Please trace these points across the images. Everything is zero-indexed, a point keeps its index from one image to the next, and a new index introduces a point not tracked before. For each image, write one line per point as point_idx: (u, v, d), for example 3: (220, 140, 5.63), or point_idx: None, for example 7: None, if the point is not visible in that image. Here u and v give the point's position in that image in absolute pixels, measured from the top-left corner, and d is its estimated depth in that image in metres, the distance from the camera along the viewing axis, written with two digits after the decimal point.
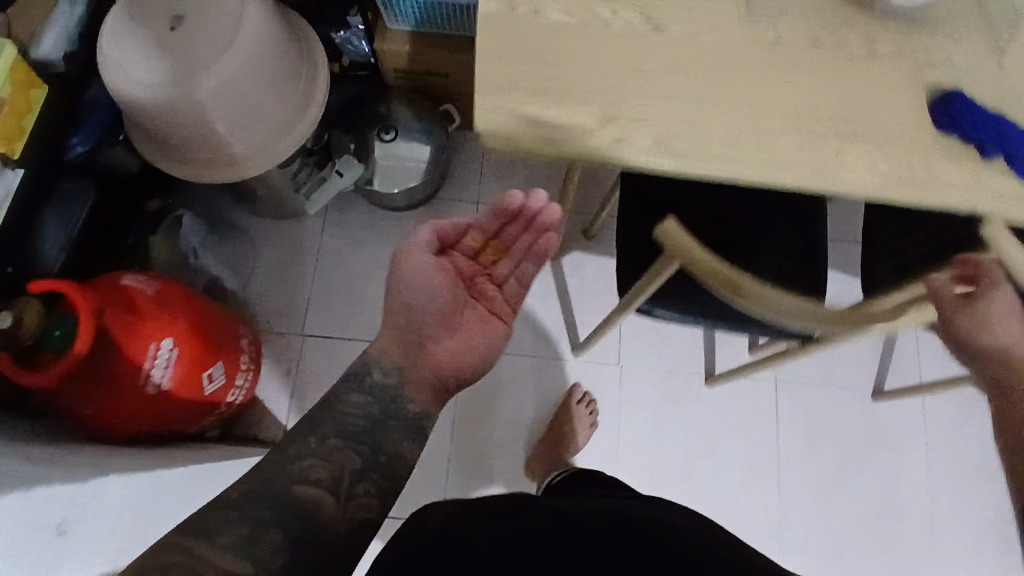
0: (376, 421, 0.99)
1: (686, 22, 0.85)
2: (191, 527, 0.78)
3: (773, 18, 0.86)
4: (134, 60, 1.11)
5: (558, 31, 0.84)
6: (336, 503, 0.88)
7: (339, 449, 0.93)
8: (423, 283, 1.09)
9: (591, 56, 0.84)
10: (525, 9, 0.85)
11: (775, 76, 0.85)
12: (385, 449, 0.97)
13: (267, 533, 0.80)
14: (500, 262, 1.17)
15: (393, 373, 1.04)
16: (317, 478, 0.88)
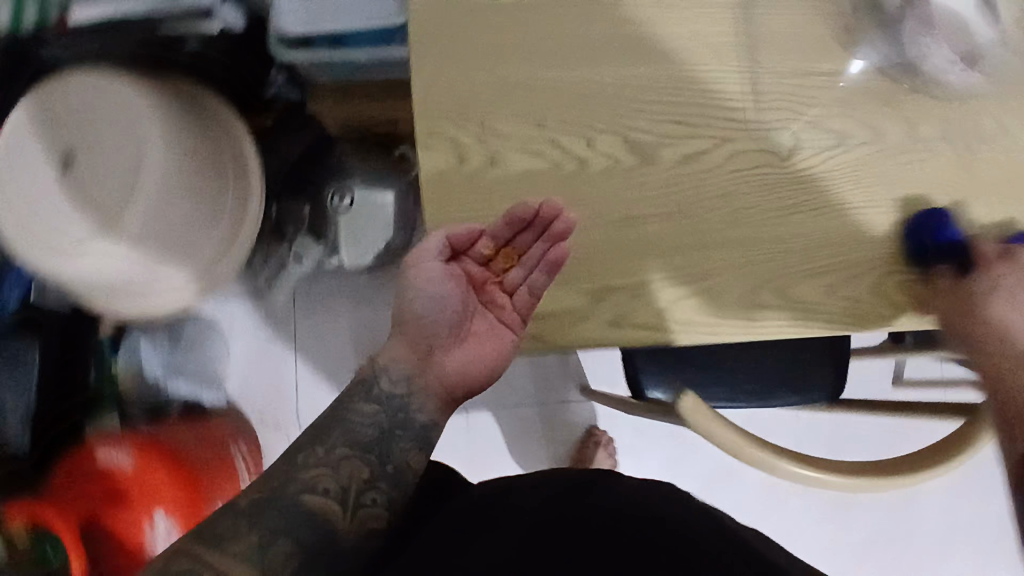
0: (390, 429, 0.66)
1: (679, 141, 0.69)
2: (205, 527, 0.56)
3: (785, 118, 0.69)
4: (43, 190, 0.98)
5: (524, 181, 0.68)
6: (345, 513, 0.60)
7: (353, 453, 0.63)
8: (433, 288, 0.69)
9: (570, 205, 0.68)
10: (477, 154, 0.68)
11: (800, 194, 0.69)
12: (397, 459, 0.65)
13: (279, 544, 0.56)
14: (513, 268, 0.70)
15: (401, 384, 0.68)
16: (326, 488, 0.60)
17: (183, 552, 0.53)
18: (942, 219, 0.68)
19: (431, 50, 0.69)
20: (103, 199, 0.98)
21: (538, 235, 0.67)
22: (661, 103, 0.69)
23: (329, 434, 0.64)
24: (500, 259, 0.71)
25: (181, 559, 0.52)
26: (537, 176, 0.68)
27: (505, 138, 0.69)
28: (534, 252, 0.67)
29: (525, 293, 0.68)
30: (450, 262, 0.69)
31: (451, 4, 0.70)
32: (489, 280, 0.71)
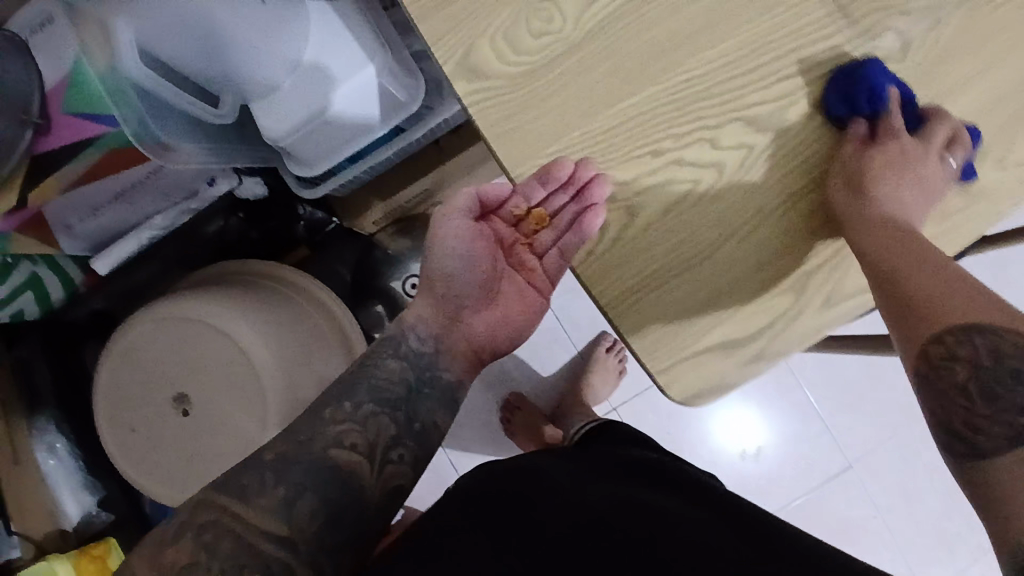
0: (417, 388, 0.74)
1: (795, 97, 0.64)
2: (233, 483, 0.63)
3: (879, 23, 0.65)
4: (167, 433, 0.95)
5: (669, 216, 0.64)
6: (373, 469, 0.67)
7: (380, 412, 0.70)
8: (461, 247, 0.78)
9: (727, 216, 0.64)
10: (616, 216, 0.64)
11: (920, 92, 0.67)
12: (424, 417, 0.73)
13: (302, 501, 0.62)
14: (542, 232, 0.79)
15: (430, 343, 0.77)
16: (353, 443, 0.67)
17: (211, 502, 0.61)
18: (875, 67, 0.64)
19: (510, 138, 0.65)
20: (228, 404, 0.92)
21: (572, 196, 0.64)
22: (761, 68, 0.64)
23: (356, 389, 0.71)
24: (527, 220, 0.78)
25: (207, 510, 0.61)
26: (682, 205, 0.64)
27: (634, 186, 0.64)
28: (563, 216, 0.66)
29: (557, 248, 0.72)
30: (477, 223, 0.78)
31: (510, 81, 0.65)
32: (518, 242, 0.81)
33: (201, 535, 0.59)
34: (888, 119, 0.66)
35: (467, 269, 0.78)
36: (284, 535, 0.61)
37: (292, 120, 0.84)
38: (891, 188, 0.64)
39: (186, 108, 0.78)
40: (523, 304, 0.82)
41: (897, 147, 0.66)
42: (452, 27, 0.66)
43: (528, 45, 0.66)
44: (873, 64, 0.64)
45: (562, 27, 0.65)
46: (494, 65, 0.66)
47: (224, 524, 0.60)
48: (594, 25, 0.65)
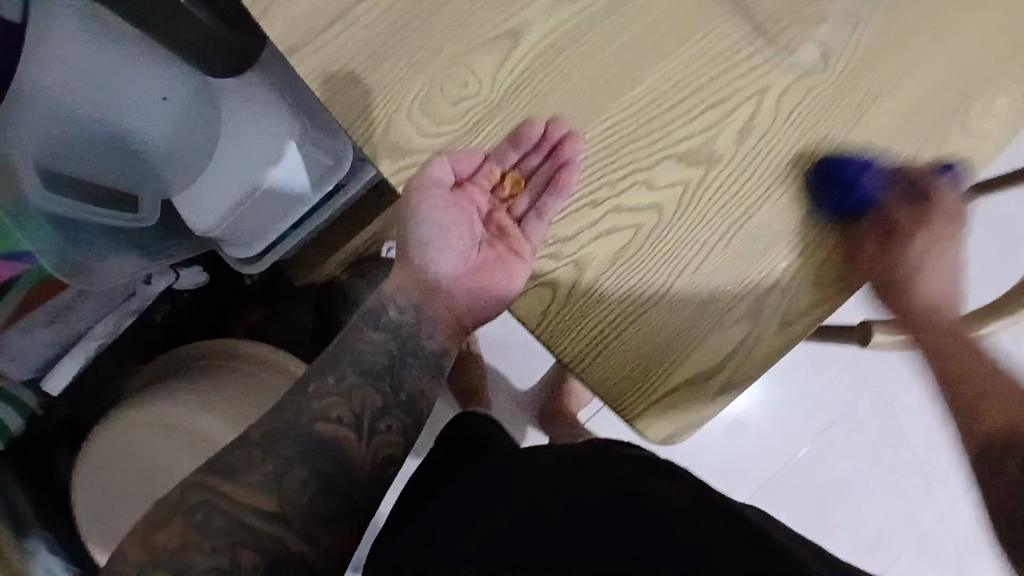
0: (402, 355, 0.74)
1: (723, 125, 0.64)
2: (222, 460, 0.69)
3: (793, 38, 0.65)
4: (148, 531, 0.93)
5: (620, 263, 0.63)
6: (361, 439, 0.71)
7: (364, 381, 0.73)
8: (435, 219, 0.73)
9: (676, 259, 0.64)
10: (564, 274, 0.64)
11: (856, 93, 0.65)
12: (409, 386, 0.74)
13: (292, 473, 0.69)
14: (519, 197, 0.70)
15: (410, 312, 0.76)
16: (339, 415, 0.71)
17: (201, 483, 0.68)
18: (847, 171, 0.64)
19: None
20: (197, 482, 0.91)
21: (545, 155, 0.64)
22: (682, 102, 0.64)
23: (340, 362, 0.73)
24: (503, 186, 0.70)
25: (196, 492, 0.68)
26: (629, 250, 0.63)
27: (576, 242, 0.64)
28: (538, 176, 0.65)
29: (532, 217, 0.66)
30: (453, 191, 0.70)
31: (433, 154, 0.66)
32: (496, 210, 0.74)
33: (192, 514, 0.67)
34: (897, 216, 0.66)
35: (444, 241, 0.75)
36: (273, 506, 0.68)
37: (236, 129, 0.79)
38: (924, 276, 0.69)
39: (93, 219, 0.73)
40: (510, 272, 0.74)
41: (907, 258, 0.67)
42: (367, 105, 0.64)
43: (447, 113, 0.65)
44: (847, 161, 0.64)
45: (480, 89, 0.65)
46: (416, 140, 0.65)
47: (215, 501, 0.67)
48: (510, 82, 0.64)
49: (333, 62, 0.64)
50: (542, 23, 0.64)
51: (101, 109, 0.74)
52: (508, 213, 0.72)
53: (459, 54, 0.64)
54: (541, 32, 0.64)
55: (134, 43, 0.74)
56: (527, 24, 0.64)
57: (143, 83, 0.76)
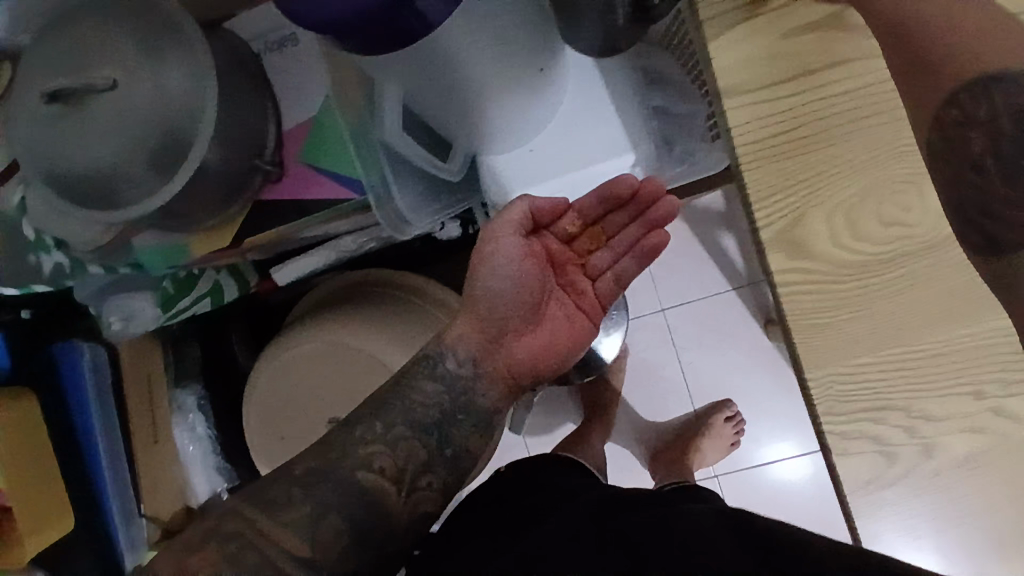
0: (451, 411, 0.66)
1: None
2: (260, 492, 0.57)
3: None
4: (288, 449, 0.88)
5: (973, 463, 0.58)
6: (400, 493, 0.61)
7: (412, 434, 0.63)
8: (513, 268, 0.69)
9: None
10: (910, 454, 0.58)
11: None
12: (456, 443, 0.66)
13: (328, 521, 0.56)
14: (598, 251, 0.76)
15: (469, 364, 0.68)
16: (382, 467, 0.61)
17: (236, 514, 0.55)
18: None
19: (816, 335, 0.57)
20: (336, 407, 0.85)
21: (632, 216, 0.74)
22: None
23: (386, 411, 0.64)
24: (583, 239, 0.76)
25: (233, 522, 0.54)
26: (982, 456, 0.58)
27: (944, 425, 0.58)
28: (624, 236, 0.76)
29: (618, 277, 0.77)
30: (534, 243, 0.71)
31: (838, 267, 0.56)
32: (570, 262, 0.76)
33: (227, 544, 0.53)
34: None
35: (519, 290, 0.69)
36: (308, 557, 0.55)
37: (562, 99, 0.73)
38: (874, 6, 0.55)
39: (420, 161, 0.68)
40: (568, 330, 0.75)
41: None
42: (790, 183, 0.56)
43: (871, 232, 0.56)
44: None
45: (918, 220, 0.56)
46: (825, 245, 0.56)
47: (251, 539, 0.53)
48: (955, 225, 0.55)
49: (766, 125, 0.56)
50: None
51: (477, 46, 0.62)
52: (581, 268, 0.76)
53: (914, 172, 0.55)
54: None
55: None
56: None
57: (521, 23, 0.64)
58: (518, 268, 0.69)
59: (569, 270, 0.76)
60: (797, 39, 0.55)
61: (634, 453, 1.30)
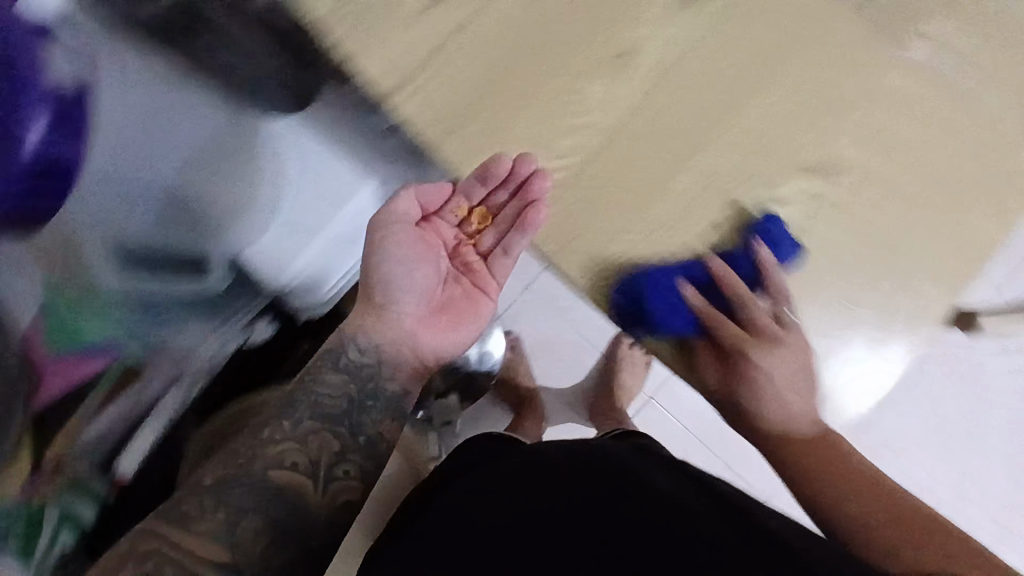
0: (360, 399, 0.56)
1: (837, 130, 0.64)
2: (169, 506, 0.48)
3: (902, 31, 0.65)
4: None
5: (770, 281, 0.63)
6: (316, 489, 0.51)
7: (321, 427, 0.54)
8: (403, 263, 0.61)
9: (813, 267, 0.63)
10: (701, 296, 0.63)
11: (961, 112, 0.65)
12: (370, 429, 0.55)
13: (243, 525, 0.47)
14: (486, 230, 0.65)
15: (372, 351, 0.59)
16: (296, 462, 0.51)
17: (149, 532, 0.46)
18: (646, 279, 0.60)
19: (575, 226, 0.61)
20: None
21: (512, 192, 0.62)
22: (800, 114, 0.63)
23: (292, 409, 0.54)
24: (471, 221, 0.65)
25: (144, 540, 0.45)
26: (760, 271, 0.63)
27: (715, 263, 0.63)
28: (507, 212, 0.63)
29: (499, 255, 0.65)
30: (420, 227, 0.63)
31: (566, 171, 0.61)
32: (461, 242, 0.66)
33: (141, 565, 0.44)
34: (724, 324, 0.60)
35: (412, 281, 0.61)
36: (224, 562, 0.45)
37: (280, 168, 0.71)
38: (773, 403, 0.60)
39: (156, 286, 0.68)
40: (472, 312, 0.65)
41: (761, 364, 0.60)
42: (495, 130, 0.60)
43: (564, 143, 0.61)
44: (644, 271, 0.61)
45: (601, 117, 0.61)
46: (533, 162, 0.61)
47: (170, 555, 0.44)
48: (628, 106, 0.61)
49: (443, 104, 0.59)
50: (653, 41, 0.62)
51: (155, 154, 0.67)
52: (476, 247, 0.66)
53: (574, 81, 0.61)
54: (653, 52, 0.62)
55: (167, 81, 0.66)
56: (637, 45, 0.62)
57: (193, 117, 0.67)
58: (407, 263, 0.61)
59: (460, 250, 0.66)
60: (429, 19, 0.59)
61: (577, 421, 1.32)
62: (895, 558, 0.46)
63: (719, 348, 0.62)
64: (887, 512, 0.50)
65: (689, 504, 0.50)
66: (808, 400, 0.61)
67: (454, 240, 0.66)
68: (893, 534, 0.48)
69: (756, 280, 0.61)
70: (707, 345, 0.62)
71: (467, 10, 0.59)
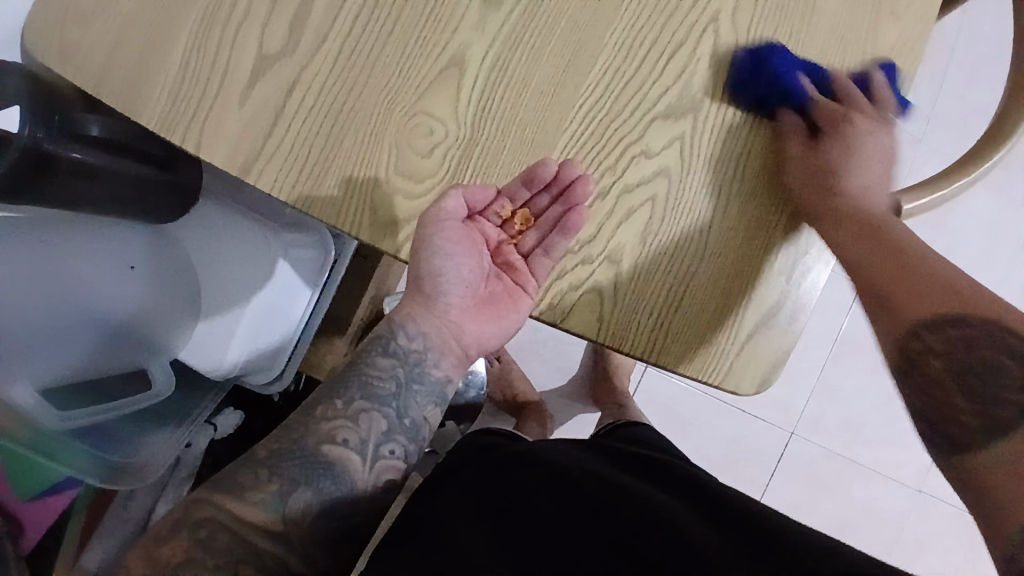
0: (407, 382, 0.66)
1: (692, 67, 0.63)
2: (222, 484, 0.58)
3: None
4: None
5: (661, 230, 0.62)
6: (364, 463, 0.61)
7: (370, 405, 0.63)
8: (452, 259, 0.67)
9: (706, 206, 0.63)
10: (604, 273, 0.62)
11: (796, 15, 0.65)
12: (414, 413, 0.66)
13: (297, 493, 0.57)
14: (528, 231, 0.69)
15: (421, 342, 0.68)
16: (346, 438, 0.61)
17: (204, 503, 0.56)
18: (773, 51, 0.63)
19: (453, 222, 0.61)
20: None
21: (556, 196, 0.63)
22: (645, 60, 0.63)
23: (345, 386, 0.64)
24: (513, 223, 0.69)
25: (199, 509, 0.55)
26: (653, 227, 0.62)
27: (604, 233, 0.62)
28: (549, 216, 0.65)
29: (539, 255, 0.65)
30: (466, 225, 0.67)
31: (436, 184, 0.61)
32: (505, 242, 0.71)
33: (194, 530, 0.54)
34: (856, 98, 0.65)
35: (457, 275, 0.68)
36: (275, 529, 0.56)
37: (185, 267, 0.77)
38: (856, 170, 0.65)
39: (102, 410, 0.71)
40: (510, 309, 0.70)
41: (854, 139, 0.65)
42: (351, 171, 0.59)
43: (424, 167, 0.61)
44: (778, 49, 0.63)
45: (448, 130, 0.61)
46: (400, 184, 0.61)
47: (222, 520, 0.55)
48: (473, 111, 0.61)
49: (296, 163, 0.59)
50: (478, 40, 0.61)
51: (69, 290, 0.67)
52: (518, 246, 0.70)
53: (412, 105, 0.60)
54: (482, 49, 0.61)
55: (58, 217, 0.67)
56: (467, 45, 0.61)
57: (95, 244, 0.70)
58: (456, 259, 0.67)
59: (506, 251, 0.71)
60: (254, 90, 0.59)
61: (586, 411, 1.33)
62: (906, 316, 0.54)
63: (811, 128, 0.65)
64: (939, 289, 0.54)
65: (665, 505, 0.61)
66: (879, 188, 0.65)
67: (495, 239, 0.71)
68: (889, 269, 0.57)
69: (868, 95, 0.66)
70: (799, 119, 0.65)
71: (288, 67, 0.60)
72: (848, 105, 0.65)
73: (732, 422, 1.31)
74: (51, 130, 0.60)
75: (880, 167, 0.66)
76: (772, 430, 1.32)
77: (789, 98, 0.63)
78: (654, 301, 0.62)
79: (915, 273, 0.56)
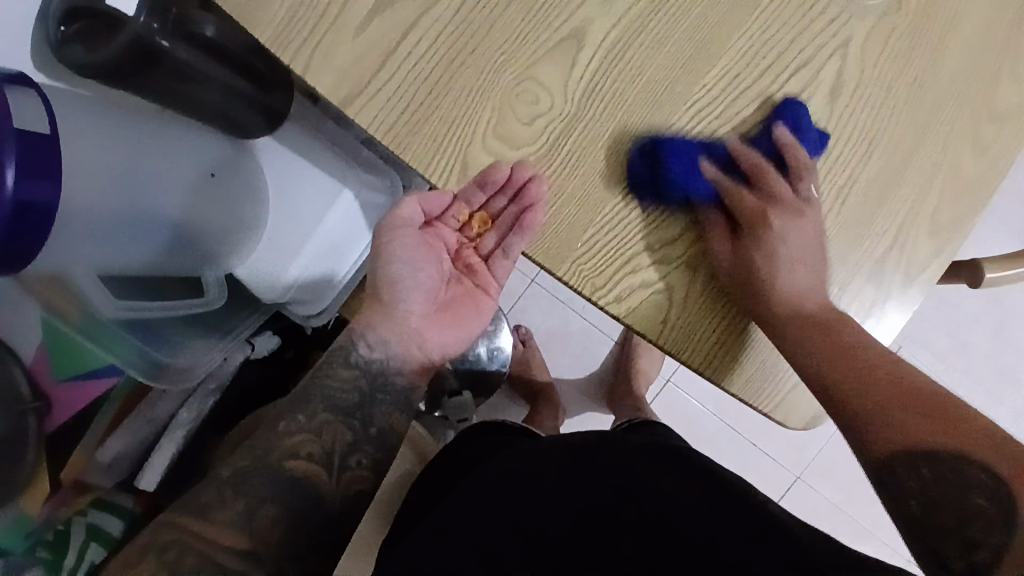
0: (371, 393, 0.68)
1: (806, 93, 0.62)
2: (192, 503, 0.58)
3: None
4: None
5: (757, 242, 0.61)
6: (330, 477, 0.62)
7: (335, 419, 0.65)
8: (412, 260, 0.71)
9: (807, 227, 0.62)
10: (678, 278, 0.61)
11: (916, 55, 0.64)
12: (378, 421, 0.67)
13: (262, 510, 0.58)
14: (486, 233, 0.73)
15: (378, 346, 0.69)
16: (310, 452, 0.62)
17: (168, 524, 0.56)
18: (669, 146, 0.60)
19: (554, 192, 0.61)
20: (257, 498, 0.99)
21: (510, 198, 0.62)
22: (755, 78, 0.61)
23: (307, 399, 0.66)
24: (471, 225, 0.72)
25: (166, 530, 0.55)
26: (738, 240, 0.62)
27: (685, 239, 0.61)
28: (506, 215, 0.65)
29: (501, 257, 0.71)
30: (422, 231, 0.72)
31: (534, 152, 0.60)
32: (463, 245, 0.76)
33: (162, 554, 0.54)
34: (760, 184, 0.62)
35: (415, 278, 0.72)
36: (242, 547, 0.56)
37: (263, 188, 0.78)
38: (779, 265, 0.60)
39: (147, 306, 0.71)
40: (472, 309, 0.77)
41: (779, 235, 0.61)
42: (441, 139, 0.59)
43: (522, 134, 0.60)
44: (674, 142, 0.60)
45: (552, 102, 0.60)
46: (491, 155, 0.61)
47: (187, 543, 0.55)
48: (582, 89, 0.60)
49: (389, 118, 0.59)
50: (603, 17, 0.60)
51: (145, 180, 0.68)
52: (476, 250, 0.76)
53: (523, 70, 0.59)
54: (604, 29, 0.60)
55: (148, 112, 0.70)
56: (589, 22, 0.60)
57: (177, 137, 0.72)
58: (414, 265, 0.72)
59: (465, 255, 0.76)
60: (365, 33, 0.58)
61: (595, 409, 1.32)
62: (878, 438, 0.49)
63: (728, 222, 0.62)
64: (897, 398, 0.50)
65: (676, 493, 0.58)
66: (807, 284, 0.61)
67: (455, 242, 0.76)
68: (852, 382, 0.53)
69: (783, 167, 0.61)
70: (716, 219, 0.62)
71: (401, 17, 0.58)
72: (750, 217, 0.62)
73: (739, 451, 1.30)
74: (162, 23, 0.65)
75: (814, 244, 0.61)
76: (778, 470, 1.31)
77: (692, 203, 0.62)
78: (718, 318, 0.62)
79: (914, 407, 0.49)
